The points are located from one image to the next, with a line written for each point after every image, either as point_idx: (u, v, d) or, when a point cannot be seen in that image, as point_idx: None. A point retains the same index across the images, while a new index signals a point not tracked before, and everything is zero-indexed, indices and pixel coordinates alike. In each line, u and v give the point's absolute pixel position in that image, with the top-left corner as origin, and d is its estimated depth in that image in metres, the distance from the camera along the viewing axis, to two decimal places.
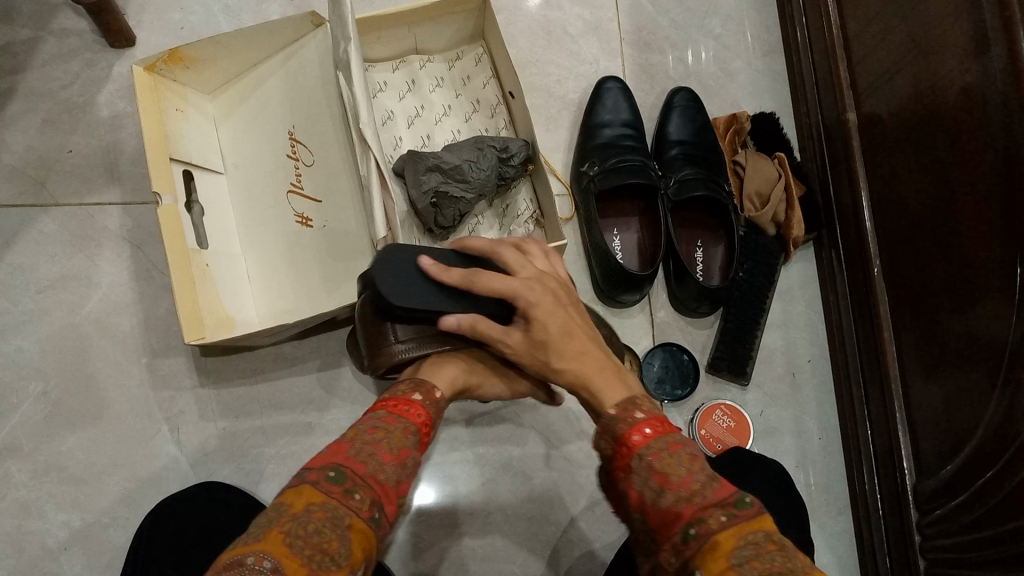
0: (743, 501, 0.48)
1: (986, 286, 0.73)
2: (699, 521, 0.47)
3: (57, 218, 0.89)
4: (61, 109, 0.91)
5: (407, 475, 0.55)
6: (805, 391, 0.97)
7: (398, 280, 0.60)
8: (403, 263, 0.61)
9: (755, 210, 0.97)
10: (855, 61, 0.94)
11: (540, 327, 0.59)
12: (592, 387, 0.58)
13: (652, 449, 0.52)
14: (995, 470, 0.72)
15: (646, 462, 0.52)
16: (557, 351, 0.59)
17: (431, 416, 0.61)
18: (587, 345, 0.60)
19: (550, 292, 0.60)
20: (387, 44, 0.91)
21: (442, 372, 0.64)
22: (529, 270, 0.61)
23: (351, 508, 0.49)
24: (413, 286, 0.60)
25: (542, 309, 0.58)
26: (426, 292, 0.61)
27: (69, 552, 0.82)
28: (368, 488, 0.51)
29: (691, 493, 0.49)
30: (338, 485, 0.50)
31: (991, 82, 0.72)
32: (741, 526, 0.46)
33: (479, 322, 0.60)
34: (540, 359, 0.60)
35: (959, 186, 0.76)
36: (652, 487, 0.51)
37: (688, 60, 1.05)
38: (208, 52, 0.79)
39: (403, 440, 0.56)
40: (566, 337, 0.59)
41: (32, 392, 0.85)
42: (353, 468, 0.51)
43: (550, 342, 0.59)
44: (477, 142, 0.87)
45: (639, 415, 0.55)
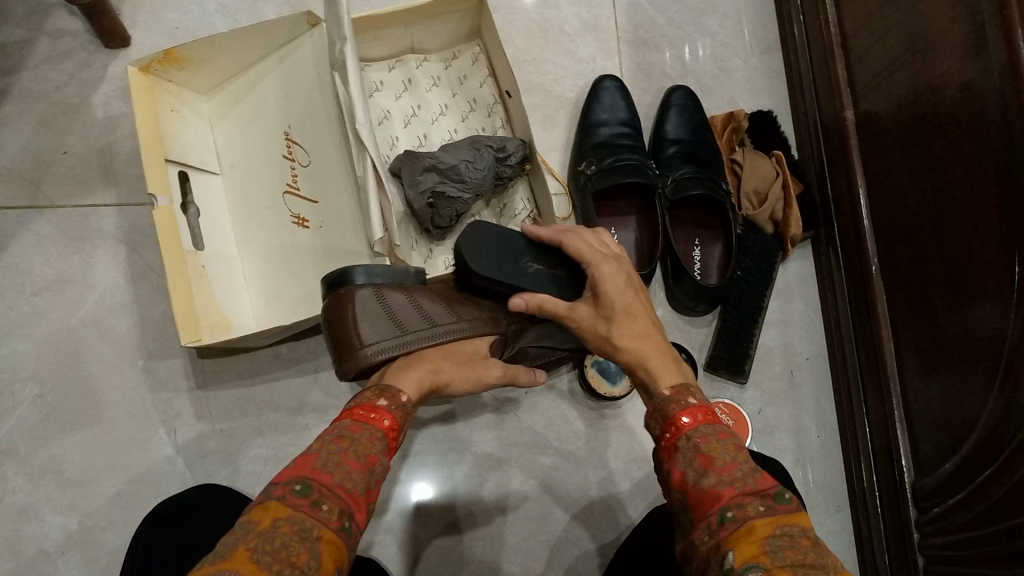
0: (780, 494, 0.51)
1: (984, 285, 0.73)
2: (736, 506, 0.49)
3: (53, 220, 0.88)
4: (55, 110, 0.90)
5: (376, 480, 0.56)
6: (803, 389, 0.97)
7: (481, 247, 0.69)
8: (485, 235, 0.70)
9: (752, 209, 0.97)
10: (853, 59, 0.94)
11: (607, 302, 0.62)
12: (649, 368, 0.59)
13: (699, 433, 0.54)
14: (993, 468, 0.72)
15: (693, 444, 0.53)
16: (621, 327, 0.61)
17: (399, 422, 0.60)
18: (648, 328, 0.61)
19: (624, 274, 0.64)
20: (383, 44, 0.90)
21: (409, 376, 0.63)
22: (607, 253, 0.66)
23: (318, 520, 0.49)
24: (490, 255, 0.70)
25: (610, 285, 0.62)
26: (506, 262, 0.70)
27: (66, 555, 0.82)
28: (336, 499, 0.52)
29: (732, 479, 0.51)
30: (305, 497, 0.50)
31: (989, 81, 0.72)
32: (776, 516, 0.49)
33: (547, 298, 0.65)
34: (602, 335, 0.62)
35: (957, 184, 0.76)
36: (695, 467, 0.52)
37: (685, 58, 1.04)
38: (202, 52, 0.79)
39: (371, 446, 0.56)
40: (631, 317, 0.62)
41: (28, 394, 0.85)
42: (320, 479, 0.52)
43: (616, 317, 0.62)
44: (474, 141, 0.87)
45: (692, 400, 0.56)
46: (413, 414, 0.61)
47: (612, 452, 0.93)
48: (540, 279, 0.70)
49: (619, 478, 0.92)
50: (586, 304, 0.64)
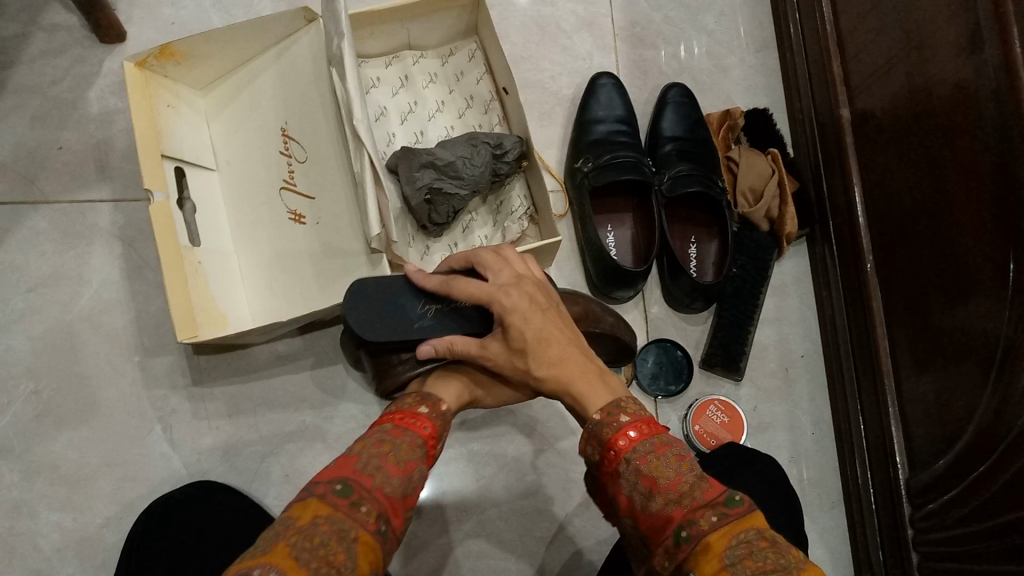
0: (731, 497, 0.49)
1: (978, 283, 0.74)
2: (689, 523, 0.48)
3: (48, 216, 0.88)
4: (51, 105, 0.90)
5: (412, 487, 0.55)
6: (798, 387, 0.98)
7: (366, 315, 0.67)
8: (370, 295, 0.67)
9: (748, 206, 0.98)
10: (848, 56, 0.95)
11: (518, 334, 0.59)
12: (577, 393, 0.58)
13: (639, 453, 0.54)
14: (987, 465, 0.72)
15: (636, 467, 0.53)
16: (541, 355, 0.58)
17: (438, 429, 0.61)
18: (569, 349, 0.59)
19: (529, 296, 0.60)
20: (380, 39, 0.90)
21: (448, 385, 0.66)
22: (508, 273, 0.62)
23: (357, 521, 0.49)
24: (380, 315, 0.67)
25: (517, 314, 0.58)
26: (400, 311, 0.68)
27: (62, 553, 0.82)
28: (375, 501, 0.51)
29: (679, 496, 0.50)
30: (345, 498, 0.49)
31: (983, 78, 0.72)
32: (728, 524, 0.47)
33: (453, 341, 0.63)
34: (521, 368, 0.60)
35: (953, 182, 0.76)
36: (641, 491, 0.52)
37: (680, 56, 1.05)
38: (198, 47, 0.79)
39: (409, 454, 0.56)
40: (545, 343, 0.59)
41: (23, 391, 0.84)
42: (360, 481, 0.51)
43: (531, 348, 0.58)
44: (471, 138, 0.87)
45: (624, 419, 0.56)
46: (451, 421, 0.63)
47: None
48: (442, 315, 0.68)
49: None
50: (498, 337, 0.61)
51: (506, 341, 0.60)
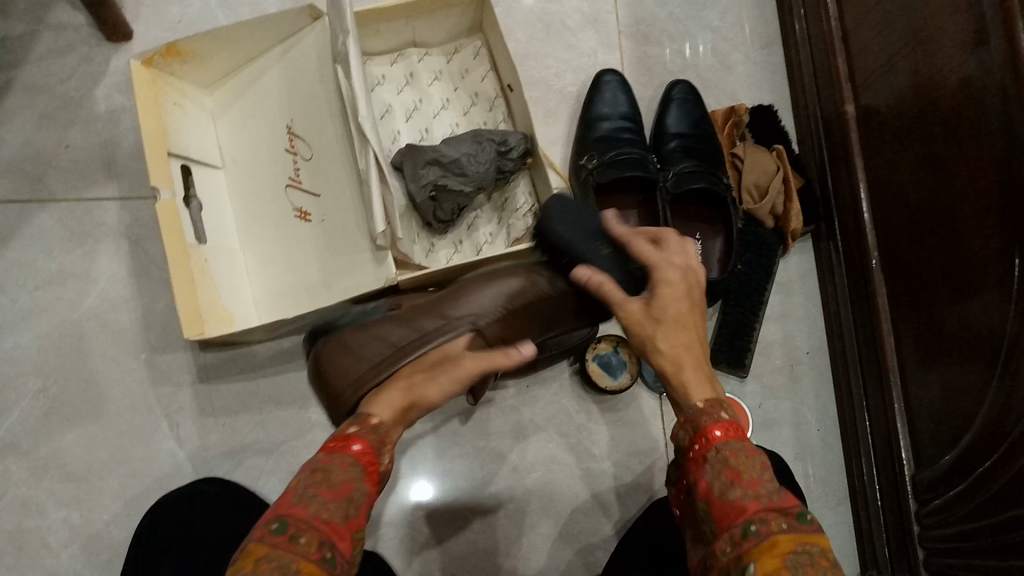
0: (803, 515, 0.48)
1: (984, 279, 0.74)
2: (760, 519, 0.47)
3: (55, 214, 0.88)
4: (58, 105, 0.90)
5: (356, 507, 0.54)
6: (803, 383, 0.98)
7: (566, 218, 0.69)
8: (570, 207, 0.70)
9: (753, 203, 0.98)
10: (853, 52, 0.94)
11: (661, 303, 0.59)
12: (681, 379, 0.57)
13: (730, 447, 0.52)
14: (993, 461, 0.72)
15: (722, 457, 0.52)
16: (667, 330, 0.58)
17: (375, 443, 0.57)
18: (693, 342, 0.58)
19: (686, 281, 0.60)
20: (385, 37, 0.90)
21: (383, 399, 0.60)
22: (683, 259, 0.62)
23: (297, 553, 0.49)
24: (577, 222, 0.69)
25: (671, 288, 0.59)
26: (582, 239, 0.67)
27: (70, 548, 0.82)
28: (315, 530, 0.51)
29: (758, 495, 0.49)
30: (283, 534, 0.50)
31: (989, 74, 0.72)
32: (799, 534, 0.47)
33: (609, 281, 0.63)
34: (645, 333, 0.58)
35: (959, 178, 0.76)
36: (721, 480, 0.51)
37: (686, 53, 1.05)
38: (205, 46, 0.79)
39: (344, 475, 0.55)
40: (679, 323, 0.58)
41: (31, 388, 0.85)
42: (295, 514, 0.51)
43: (665, 319, 0.58)
44: (476, 135, 0.87)
45: (723, 415, 0.54)
46: (389, 434, 0.59)
47: (613, 444, 0.93)
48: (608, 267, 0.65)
49: (621, 471, 0.92)
50: (638, 299, 0.60)
51: (647, 303, 0.59)
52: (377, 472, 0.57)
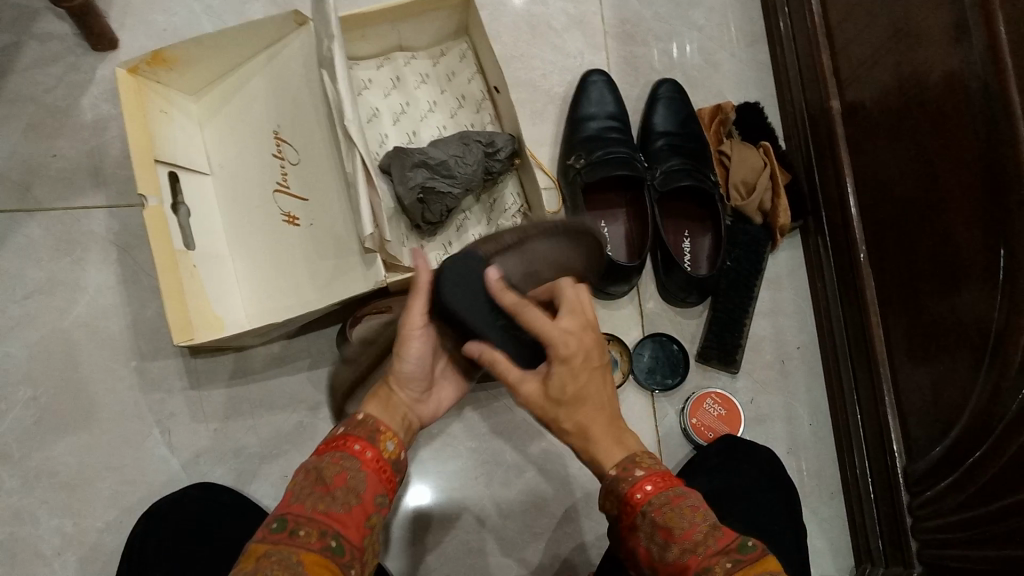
0: (742, 544, 0.51)
1: (970, 271, 0.74)
2: (704, 569, 0.50)
3: (43, 223, 0.88)
4: (44, 114, 0.90)
5: (356, 495, 0.54)
6: (795, 378, 0.98)
7: (457, 292, 0.55)
8: (466, 267, 0.55)
9: (741, 199, 0.98)
10: (837, 49, 0.95)
11: (558, 385, 0.55)
12: (593, 450, 0.57)
13: (655, 505, 0.54)
14: (983, 451, 0.72)
15: (651, 519, 0.53)
16: (568, 411, 0.56)
17: (365, 433, 0.56)
18: (599, 413, 0.57)
19: (586, 352, 0.56)
20: (371, 41, 0.91)
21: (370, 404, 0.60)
22: (574, 320, 0.56)
23: (298, 546, 0.50)
24: (473, 297, 0.55)
25: (565, 368, 0.55)
26: (477, 308, 0.55)
27: (63, 557, 0.82)
28: (314, 522, 0.52)
29: (694, 544, 0.51)
30: (282, 532, 0.51)
31: (971, 66, 0.72)
32: (743, 569, 0.50)
33: (504, 355, 0.57)
34: (551, 414, 0.56)
35: (943, 170, 0.77)
36: (657, 542, 0.53)
37: (671, 53, 1.05)
38: (190, 53, 0.79)
39: (338, 466, 0.54)
40: (581, 399, 0.56)
41: (22, 397, 0.85)
42: (292, 511, 0.52)
43: (565, 402, 0.56)
44: (463, 137, 0.87)
45: (639, 473, 0.55)
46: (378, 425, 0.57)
47: None
48: (507, 335, 0.56)
49: None
50: (534, 378, 0.56)
51: (544, 383, 0.56)
52: (378, 459, 0.56)
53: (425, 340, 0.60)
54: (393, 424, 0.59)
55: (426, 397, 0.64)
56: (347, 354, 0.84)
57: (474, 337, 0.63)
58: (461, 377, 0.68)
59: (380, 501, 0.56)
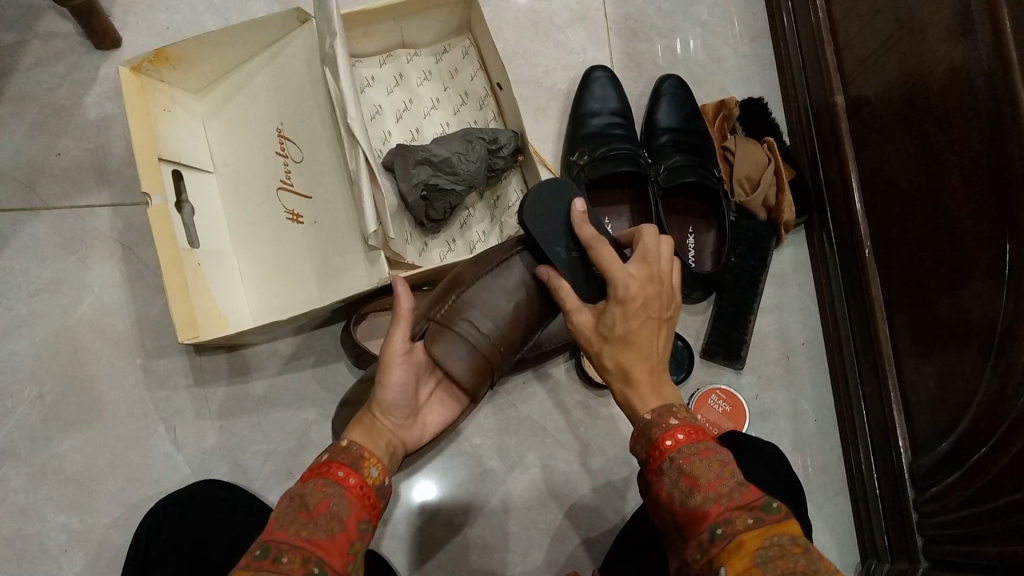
0: (767, 504, 0.50)
1: (976, 266, 0.74)
2: (724, 521, 0.50)
3: (48, 221, 0.88)
4: (48, 112, 0.90)
5: (339, 521, 0.54)
6: (800, 373, 0.98)
7: (541, 214, 0.68)
8: (554, 196, 0.68)
9: (745, 195, 0.98)
10: (841, 43, 0.95)
11: (612, 323, 0.60)
12: (631, 388, 0.60)
13: (682, 453, 0.55)
14: (989, 446, 0.72)
15: (677, 466, 0.54)
16: (614, 350, 0.60)
17: (348, 458, 0.58)
18: (645, 358, 0.60)
19: (643, 295, 0.59)
20: (374, 38, 0.91)
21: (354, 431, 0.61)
22: (643, 267, 0.61)
23: (280, 572, 0.49)
24: (556, 220, 0.69)
25: (623, 308, 0.59)
26: (558, 236, 0.68)
27: (69, 554, 0.82)
28: (297, 548, 0.51)
29: (717, 495, 0.51)
30: (265, 558, 0.50)
31: (975, 61, 0.72)
32: (764, 528, 0.49)
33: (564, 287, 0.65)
34: (597, 347, 0.61)
35: (948, 165, 0.76)
36: (681, 488, 0.54)
37: (675, 49, 1.05)
38: (193, 51, 0.79)
39: (321, 493, 0.55)
40: (631, 342, 0.60)
41: (27, 395, 0.85)
42: (275, 538, 0.51)
43: (613, 340, 0.60)
44: (466, 134, 0.87)
45: (673, 422, 0.57)
46: (360, 450, 0.59)
47: (611, 439, 0.93)
48: (572, 264, 0.68)
49: (619, 465, 0.93)
50: (587, 312, 0.63)
51: (597, 317, 0.62)
52: (360, 486, 0.57)
53: (407, 367, 0.64)
54: (377, 449, 0.61)
55: (411, 422, 0.66)
56: (351, 352, 0.85)
57: (462, 359, 0.66)
58: (445, 408, 0.71)
59: (363, 528, 0.56)
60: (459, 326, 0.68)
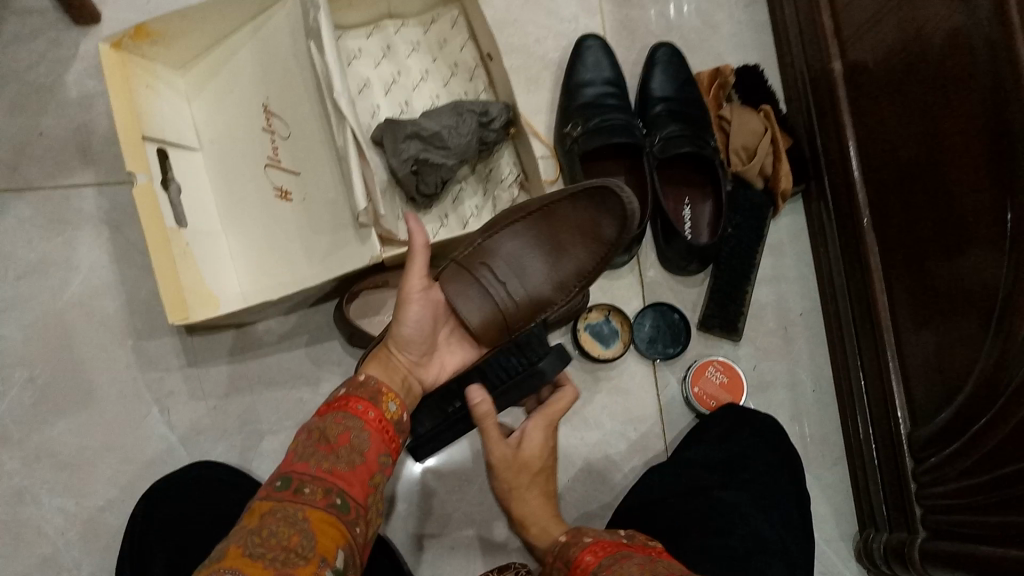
0: None
1: (977, 233, 0.73)
2: None
3: (32, 202, 0.87)
4: (29, 90, 0.88)
5: (359, 454, 0.58)
6: (798, 344, 0.97)
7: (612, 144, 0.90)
8: (618, 131, 0.90)
9: (742, 164, 0.96)
10: (838, 7, 0.92)
11: (526, 448, 0.68)
12: (531, 521, 0.66)
13: (604, 564, 0.57)
14: (987, 417, 0.71)
15: (599, 573, 0.56)
16: (520, 486, 0.67)
17: (367, 392, 0.61)
18: (545, 507, 0.67)
19: (544, 458, 0.69)
20: (360, 8, 0.88)
21: (373, 363, 0.65)
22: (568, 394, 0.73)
23: (303, 503, 0.54)
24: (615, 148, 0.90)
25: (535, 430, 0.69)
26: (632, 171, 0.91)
27: (66, 538, 0.82)
28: (318, 480, 0.56)
29: None
30: (288, 489, 0.55)
31: (976, 23, 0.70)
32: None
33: (490, 417, 0.67)
34: (508, 480, 0.67)
35: (948, 132, 0.75)
36: None
37: (670, 14, 1.02)
38: (175, 26, 0.77)
39: (341, 426, 0.58)
40: (538, 472, 0.69)
41: (18, 378, 0.84)
42: (296, 471, 0.56)
43: (524, 470, 0.68)
44: (456, 106, 0.85)
45: (587, 541, 0.61)
46: (381, 385, 0.62)
47: (607, 414, 0.92)
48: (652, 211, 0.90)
49: (616, 439, 0.91)
50: (509, 447, 0.68)
51: (514, 451, 0.68)
52: (379, 419, 0.60)
53: (422, 304, 0.67)
54: (393, 384, 0.64)
55: (426, 360, 0.70)
56: (345, 330, 0.84)
57: (480, 312, 0.71)
58: (463, 350, 0.74)
59: (383, 459, 0.59)
60: (482, 276, 0.71)
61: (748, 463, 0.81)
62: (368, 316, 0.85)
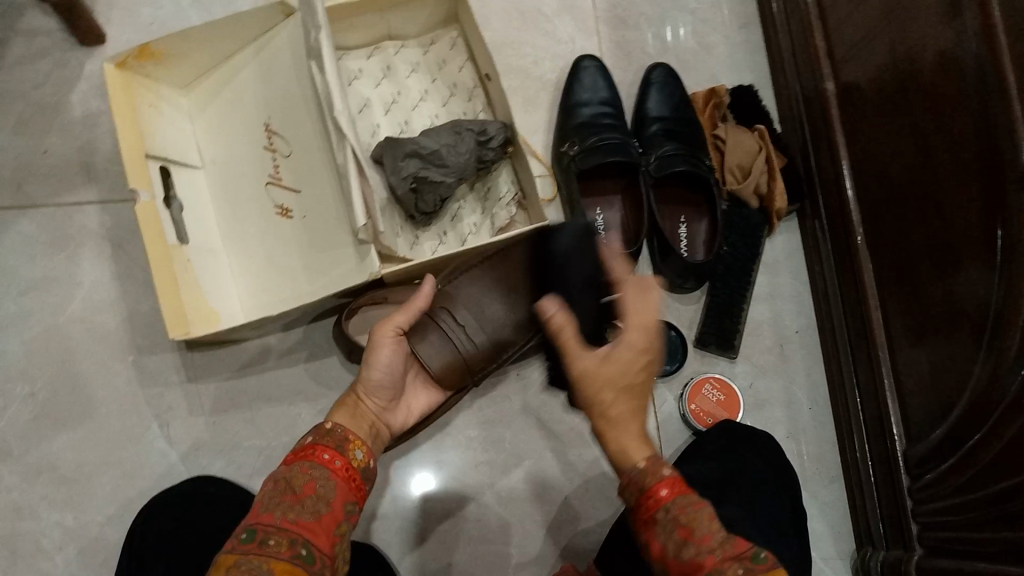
0: (757, 555, 0.53)
1: (969, 250, 0.73)
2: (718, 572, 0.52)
3: (36, 220, 0.88)
4: (35, 110, 0.90)
5: (325, 503, 0.59)
6: (794, 361, 0.98)
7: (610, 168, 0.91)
8: (614, 150, 0.91)
9: (737, 183, 0.98)
10: (831, 29, 0.94)
11: (615, 361, 0.60)
12: (621, 445, 0.59)
13: (678, 504, 0.56)
14: (982, 431, 0.72)
15: (671, 517, 0.56)
16: (613, 397, 0.60)
17: (333, 440, 0.62)
18: (638, 411, 0.60)
19: (636, 377, 0.60)
20: (361, 30, 0.90)
21: (340, 411, 0.66)
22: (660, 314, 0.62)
23: (267, 555, 0.54)
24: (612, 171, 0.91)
25: (629, 350, 0.60)
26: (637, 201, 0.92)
27: (63, 553, 0.82)
28: (285, 531, 0.56)
29: (711, 548, 0.53)
30: (252, 541, 0.54)
31: (965, 43, 0.72)
32: None
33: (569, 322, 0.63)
34: (598, 393, 0.60)
35: (940, 150, 0.76)
36: (675, 540, 0.55)
37: (666, 37, 1.04)
38: (180, 45, 0.79)
39: (306, 476, 0.59)
40: (627, 393, 0.60)
41: (18, 394, 0.84)
42: (262, 521, 0.56)
43: (618, 384, 0.60)
44: (454, 125, 0.86)
45: (666, 472, 0.58)
46: (348, 430, 0.64)
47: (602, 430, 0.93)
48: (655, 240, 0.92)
49: None
50: (594, 357, 0.61)
51: (602, 361, 0.60)
52: (345, 468, 0.61)
53: (393, 348, 0.69)
54: (359, 430, 0.65)
55: (392, 407, 0.71)
56: (344, 345, 0.85)
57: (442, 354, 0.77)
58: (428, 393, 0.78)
59: (349, 508, 0.60)
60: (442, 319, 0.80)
61: (744, 481, 0.82)
62: (367, 333, 0.87)
